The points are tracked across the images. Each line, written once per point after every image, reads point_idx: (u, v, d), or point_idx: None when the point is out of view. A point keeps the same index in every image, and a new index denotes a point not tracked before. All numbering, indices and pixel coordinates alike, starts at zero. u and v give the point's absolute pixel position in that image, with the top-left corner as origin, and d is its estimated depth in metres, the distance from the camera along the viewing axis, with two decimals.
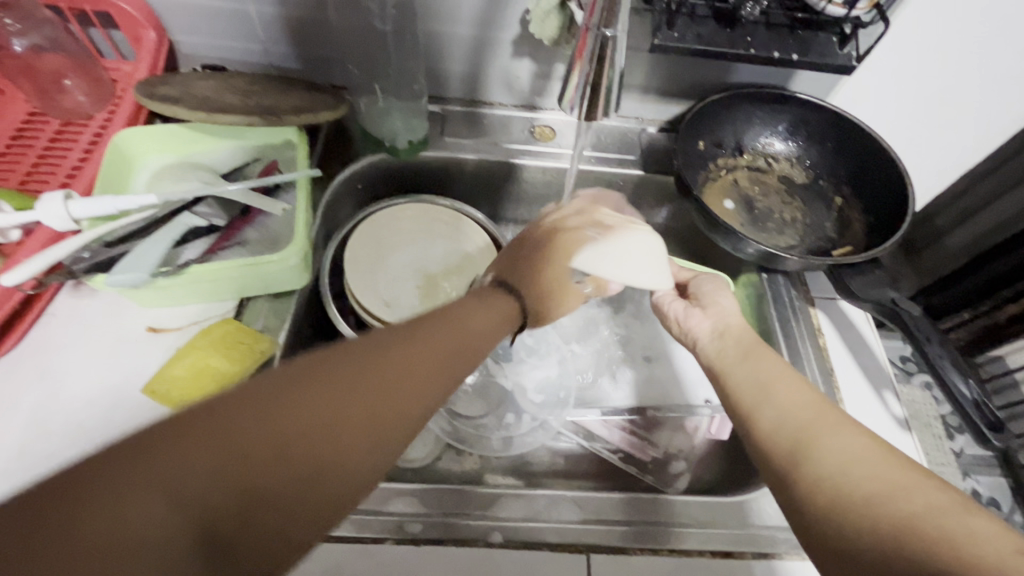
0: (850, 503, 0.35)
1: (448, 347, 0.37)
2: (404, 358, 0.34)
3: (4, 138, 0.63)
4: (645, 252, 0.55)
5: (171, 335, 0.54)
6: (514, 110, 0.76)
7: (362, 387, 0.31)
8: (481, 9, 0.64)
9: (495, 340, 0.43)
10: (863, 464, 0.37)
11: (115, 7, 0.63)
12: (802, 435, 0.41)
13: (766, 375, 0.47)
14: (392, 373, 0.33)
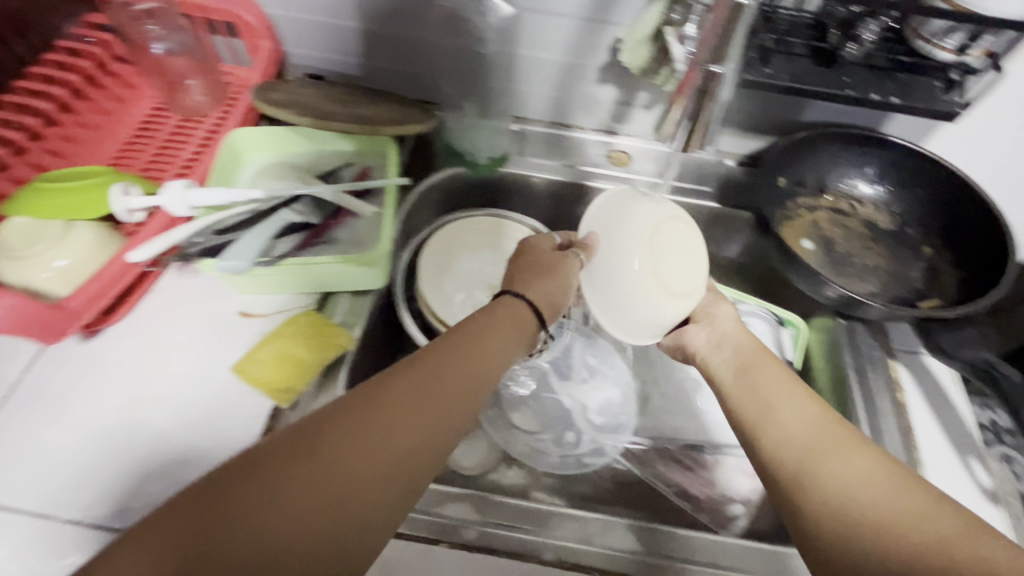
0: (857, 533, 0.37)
1: (394, 430, 0.36)
2: (338, 448, 0.34)
3: (131, 128, 0.70)
4: (647, 315, 0.52)
5: (260, 322, 0.58)
6: (593, 133, 0.77)
7: (286, 489, 0.32)
8: (573, 37, 0.66)
9: (472, 377, 0.41)
10: (866, 484, 0.38)
11: (238, 17, 0.69)
12: (807, 452, 0.42)
13: (768, 392, 0.47)
14: (322, 467, 0.33)
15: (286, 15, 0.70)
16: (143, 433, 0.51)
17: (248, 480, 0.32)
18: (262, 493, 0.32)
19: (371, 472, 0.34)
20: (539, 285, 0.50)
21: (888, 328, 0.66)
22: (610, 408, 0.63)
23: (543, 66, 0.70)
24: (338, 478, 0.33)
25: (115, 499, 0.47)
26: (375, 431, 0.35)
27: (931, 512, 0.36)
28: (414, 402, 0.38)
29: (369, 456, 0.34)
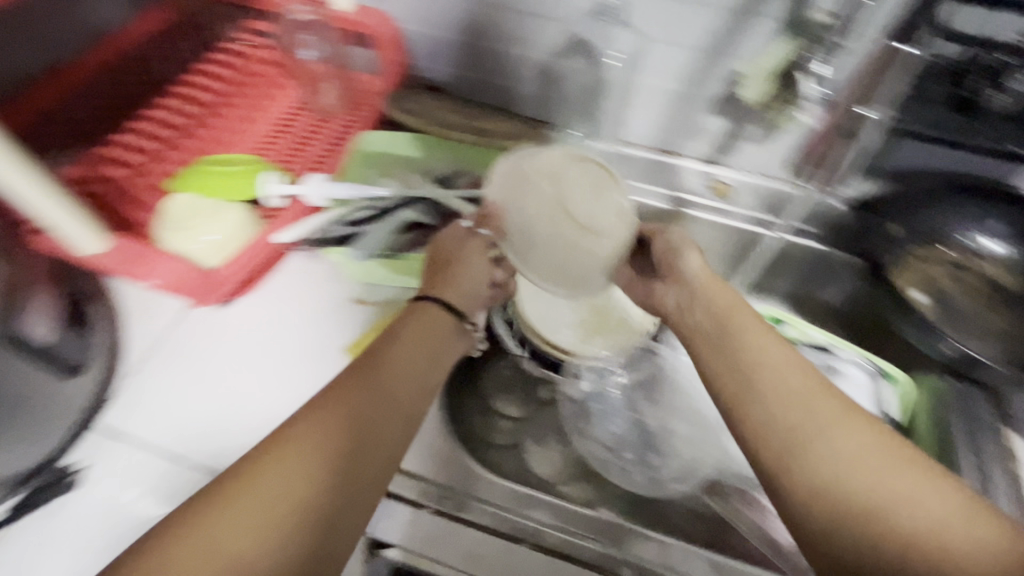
0: (866, 535, 0.37)
1: (337, 449, 0.38)
2: (297, 446, 0.38)
3: (266, 120, 0.76)
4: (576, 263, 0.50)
5: (370, 309, 0.62)
6: (694, 162, 0.77)
7: (258, 491, 0.36)
8: (690, 67, 0.67)
9: (405, 385, 0.44)
10: (868, 469, 0.38)
11: (376, 32, 0.75)
12: (803, 434, 0.40)
13: (747, 361, 0.44)
14: (291, 465, 0.37)
15: (417, 32, 0.76)
16: (263, 398, 0.56)
17: (217, 499, 0.35)
18: (237, 503, 0.35)
19: (333, 451, 0.38)
20: (456, 282, 0.52)
21: (1003, 393, 0.63)
22: (694, 437, 0.61)
23: (656, 94, 0.71)
24: (305, 466, 0.37)
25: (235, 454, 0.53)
26: (323, 422, 0.39)
27: (945, 500, 0.36)
28: (359, 388, 0.42)
29: (322, 444, 0.38)
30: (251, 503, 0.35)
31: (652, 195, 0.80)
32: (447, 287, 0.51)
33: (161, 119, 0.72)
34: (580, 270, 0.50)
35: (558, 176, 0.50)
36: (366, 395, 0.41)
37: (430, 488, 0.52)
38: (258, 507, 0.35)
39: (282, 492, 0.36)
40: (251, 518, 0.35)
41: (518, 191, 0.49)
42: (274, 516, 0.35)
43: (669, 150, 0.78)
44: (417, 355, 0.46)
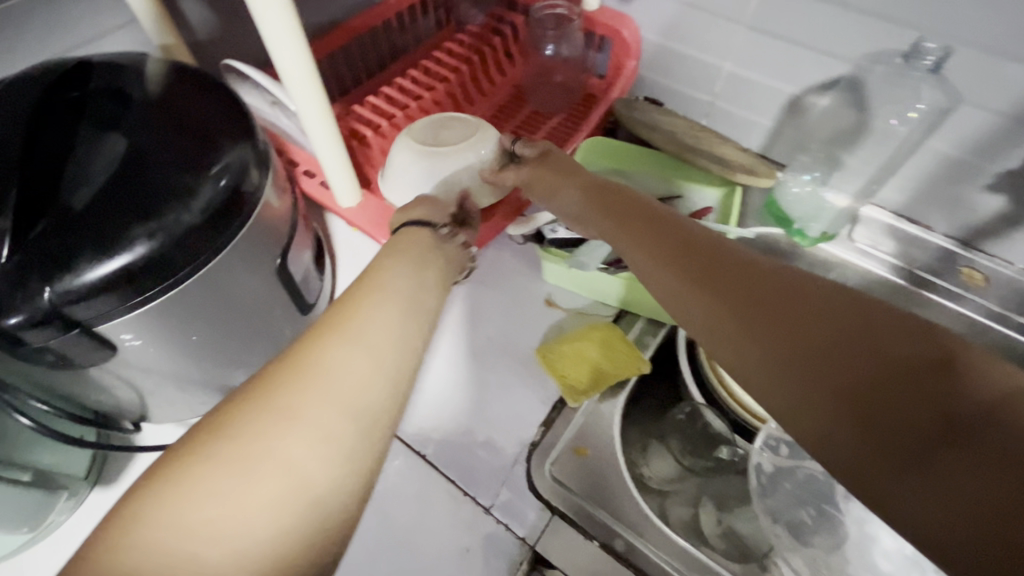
0: (866, 408, 0.31)
1: (385, 329, 0.36)
2: (382, 293, 0.38)
3: (492, 107, 0.79)
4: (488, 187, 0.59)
5: (560, 314, 0.62)
6: (944, 241, 0.67)
7: (351, 332, 0.35)
8: (982, 135, 0.57)
9: (420, 278, 0.41)
10: (815, 321, 0.34)
11: (618, 35, 0.73)
12: (744, 310, 0.36)
13: (706, 280, 0.39)
14: (337, 343, 0.35)
15: (661, 43, 0.73)
16: (449, 375, 0.58)
17: (316, 339, 0.35)
18: (331, 344, 0.34)
19: (402, 296, 0.39)
20: (411, 214, 0.48)
21: None
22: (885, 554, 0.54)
23: (925, 157, 0.62)
24: (394, 311, 0.37)
25: (419, 425, 0.55)
26: (381, 284, 0.39)
27: (883, 316, 0.34)
28: (394, 267, 0.41)
29: (398, 294, 0.39)
30: (341, 346, 0.34)
31: (879, 262, 0.71)
32: (422, 210, 0.48)
33: (401, 86, 0.75)
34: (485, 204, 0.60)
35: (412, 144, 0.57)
36: (409, 272, 0.41)
37: (598, 517, 0.50)
38: (350, 344, 0.35)
39: (377, 329, 0.36)
40: (351, 353, 0.34)
41: (397, 169, 0.57)
42: (332, 391, 0.33)
43: (913, 219, 0.68)
44: (414, 255, 0.43)
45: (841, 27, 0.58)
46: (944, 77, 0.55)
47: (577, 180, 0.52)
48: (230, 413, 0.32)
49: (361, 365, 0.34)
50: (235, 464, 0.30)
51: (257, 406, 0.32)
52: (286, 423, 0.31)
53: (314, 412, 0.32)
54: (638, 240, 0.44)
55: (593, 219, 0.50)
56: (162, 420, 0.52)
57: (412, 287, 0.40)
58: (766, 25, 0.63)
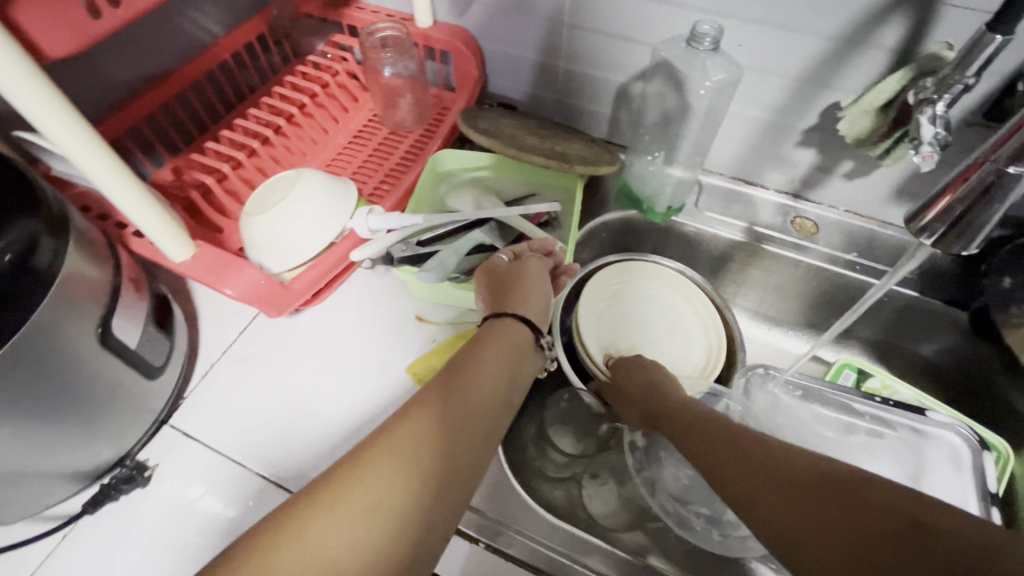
0: (782, 488, 0.39)
1: (454, 434, 0.42)
2: (452, 402, 0.43)
3: (346, 136, 0.79)
4: (320, 210, 0.58)
5: (433, 328, 0.62)
6: (775, 196, 0.73)
7: (448, 420, 0.42)
8: (785, 97, 0.63)
9: (489, 391, 0.46)
10: (769, 440, 0.44)
11: (458, 49, 0.76)
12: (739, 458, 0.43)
13: (719, 445, 0.45)
14: (408, 445, 0.40)
15: (499, 49, 0.76)
16: (321, 411, 0.57)
17: (400, 431, 0.40)
18: (433, 428, 0.41)
19: (490, 392, 0.46)
20: (518, 304, 0.52)
21: None
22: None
23: (742, 123, 0.67)
24: (463, 421, 0.43)
25: (295, 466, 0.54)
26: (485, 376, 0.46)
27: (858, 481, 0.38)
28: (492, 354, 0.48)
29: (466, 402, 0.44)
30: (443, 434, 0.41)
31: (728, 227, 0.74)
32: (524, 305, 0.52)
33: (245, 127, 0.74)
34: (333, 222, 0.59)
35: (256, 212, 0.58)
36: (487, 375, 0.46)
37: (479, 520, 0.53)
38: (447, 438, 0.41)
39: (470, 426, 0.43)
40: (441, 441, 0.41)
41: (253, 237, 0.58)
42: (402, 490, 0.38)
43: (748, 181, 0.74)
44: (515, 347, 0.50)
45: (645, 17, 0.62)
46: (738, 52, 0.61)
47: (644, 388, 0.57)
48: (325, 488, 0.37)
49: (451, 455, 0.41)
50: (316, 543, 0.35)
51: (370, 462, 0.39)
52: (364, 514, 0.37)
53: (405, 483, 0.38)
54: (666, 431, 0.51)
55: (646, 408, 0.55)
56: (11, 519, 0.50)
57: (484, 401, 0.45)
58: (584, 22, 0.66)
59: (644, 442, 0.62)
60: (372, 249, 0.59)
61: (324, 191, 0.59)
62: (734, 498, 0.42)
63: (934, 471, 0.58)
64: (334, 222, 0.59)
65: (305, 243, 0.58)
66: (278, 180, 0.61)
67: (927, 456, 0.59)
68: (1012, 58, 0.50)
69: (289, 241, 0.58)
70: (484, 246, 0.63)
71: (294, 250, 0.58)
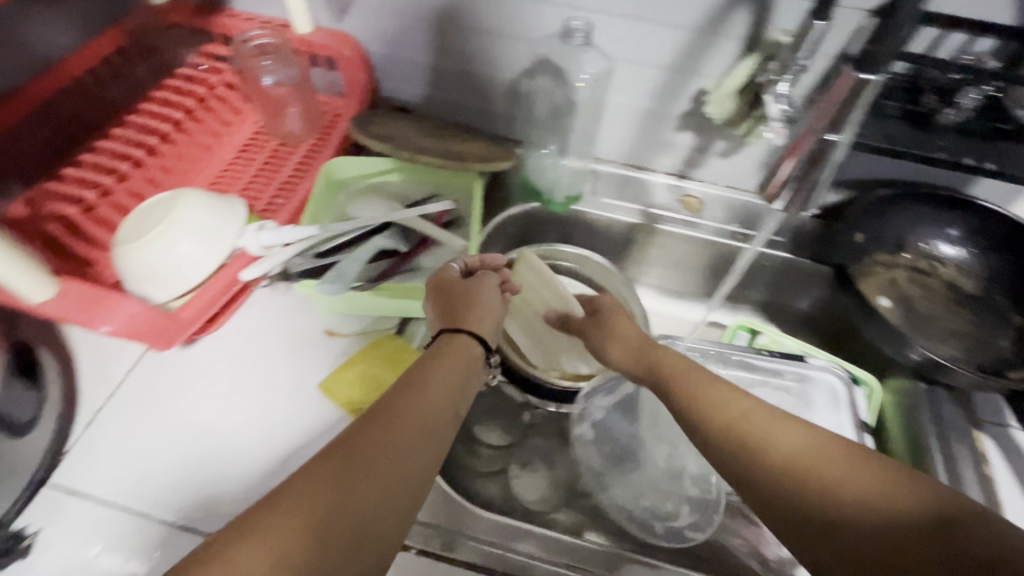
0: (785, 466, 0.39)
1: (394, 458, 0.39)
2: (392, 425, 0.40)
3: (231, 152, 0.74)
4: (205, 230, 0.54)
5: (343, 341, 0.61)
6: (663, 176, 0.76)
7: (363, 471, 0.37)
8: (658, 85, 0.67)
9: (438, 409, 0.43)
10: (773, 414, 0.43)
11: (342, 54, 0.74)
12: (746, 440, 0.41)
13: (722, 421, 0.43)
14: (342, 472, 0.37)
15: (386, 52, 0.75)
16: (229, 441, 0.54)
17: (332, 458, 0.37)
18: (344, 478, 0.37)
19: (424, 427, 0.41)
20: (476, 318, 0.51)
21: (972, 396, 0.64)
22: (674, 466, 0.62)
23: (625, 112, 0.72)
24: (406, 441, 0.40)
25: (204, 505, 0.51)
26: (417, 410, 0.42)
27: (883, 474, 0.37)
28: (444, 370, 0.46)
29: (410, 423, 0.41)
30: (358, 484, 0.37)
31: (625, 212, 0.79)
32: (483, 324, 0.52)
33: (112, 150, 0.68)
34: (222, 243, 0.55)
35: (130, 241, 0.53)
36: (432, 390, 0.44)
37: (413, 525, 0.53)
38: (364, 488, 0.37)
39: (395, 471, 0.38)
40: (383, 463, 0.38)
41: (129, 269, 0.53)
42: (330, 523, 0.35)
43: (641, 165, 0.78)
44: (466, 363, 0.48)
45: (522, 15, 0.65)
46: (612, 45, 0.65)
47: (641, 337, 0.53)
48: (238, 531, 0.34)
49: (366, 511, 0.36)
50: None
51: (266, 526, 0.34)
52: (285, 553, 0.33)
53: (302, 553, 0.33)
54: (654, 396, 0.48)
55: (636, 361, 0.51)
56: None
57: (431, 419, 0.42)
58: (466, 22, 0.67)
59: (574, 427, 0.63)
60: (271, 264, 0.57)
61: (207, 210, 0.55)
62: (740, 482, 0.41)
63: (818, 410, 0.65)
64: (221, 243, 0.55)
65: (192, 267, 0.54)
66: (153, 203, 0.56)
67: (808, 395, 0.67)
68: (837, 39, 0.58)
69: (173, 268, 0.53)
70: (387, 251, 0.62)
71: (181, 277, 0.54)
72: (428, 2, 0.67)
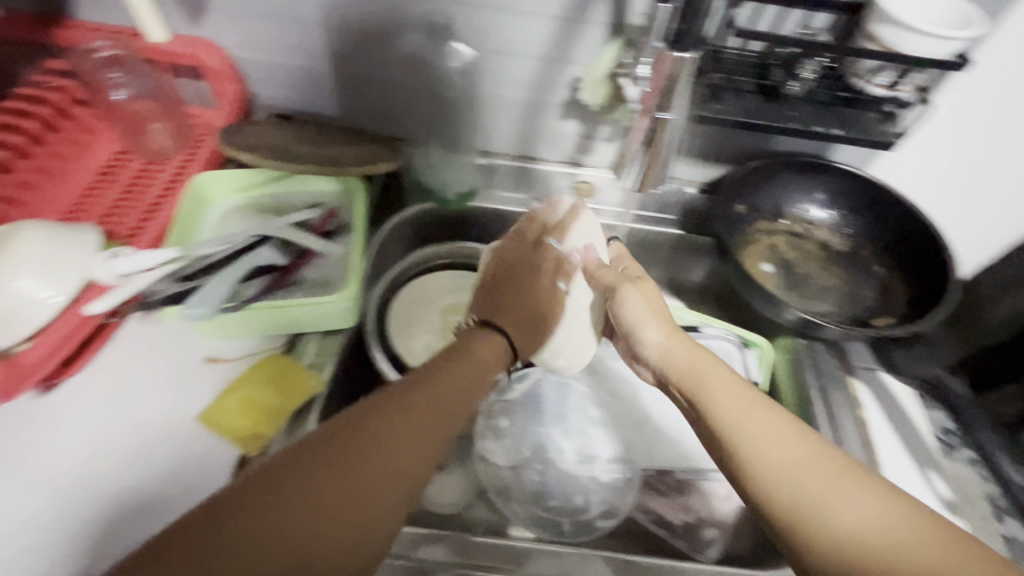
0: (834, 496, 0.38)
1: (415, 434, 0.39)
2: (418, 407, 0.40)
3: (90, 175, 0.69)
4: (46, 265, 0.49)
5: (225, 367, 0.58)
6: (559, 165, 0.77)
7: (387, 446, 0.37)
8: (535, 75, 0.68)
9: (462, 396, 0.45)
10: (828, 448, 0.41)
11: (205, 62, 0.70)
12: (795, 464, 0.40)
13: (766, 438, 0.42)
14: (369, 443, 0.36)
15: (254, 58, 0.71)
16: (99, 490, 0.50)
17: (362, 428, 0.37)
18: (337, 483, 0.34)
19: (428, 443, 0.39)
20: (519, 300, 0.56)
21: (846, 347, 0.69)
22: (587, 455, 0.61)
23: (509, 104, 0.71)
24: (427, 424, 0.40)
25: (70, 565, 0.46)
26: (426, 423, 0.40)
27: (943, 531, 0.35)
28: (465, 362, 0.48)
29: (434, 404, 0.42)
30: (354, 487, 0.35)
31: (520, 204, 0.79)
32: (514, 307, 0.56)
33: None
34: (69, 276, 0.50)
35: None
36: (453, 376, 0.45)
37: None
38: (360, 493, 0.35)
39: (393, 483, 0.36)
40: (410, 442, 0.38)
41: None
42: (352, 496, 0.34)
43: (531, 155, 0.78)
44: (488, 357, 0.50)
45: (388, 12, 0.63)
46: (483, 38, 0.64)
47: (687, 343, 0.52)
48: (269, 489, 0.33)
49: (355, 513, 0.34)
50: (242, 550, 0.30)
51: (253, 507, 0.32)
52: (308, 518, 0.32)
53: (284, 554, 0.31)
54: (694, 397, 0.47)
55: (681, 367, 0.50)
56: None
57: (456, 403, 0.44)
58: (333, 21, 0.65)
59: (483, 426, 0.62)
60: (128, 291, 0.52)
61: (47, 242, 0.50)
62: (771, 494, 0.40)
63: None
64: (68, 276, 0.50)
65: (33, 305, 0.49)
66: None
67: None
68: None
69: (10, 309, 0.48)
70: (264, 266, 0.59)
71: (21, 318, 0.49)
72: (289, 2, 0.64)
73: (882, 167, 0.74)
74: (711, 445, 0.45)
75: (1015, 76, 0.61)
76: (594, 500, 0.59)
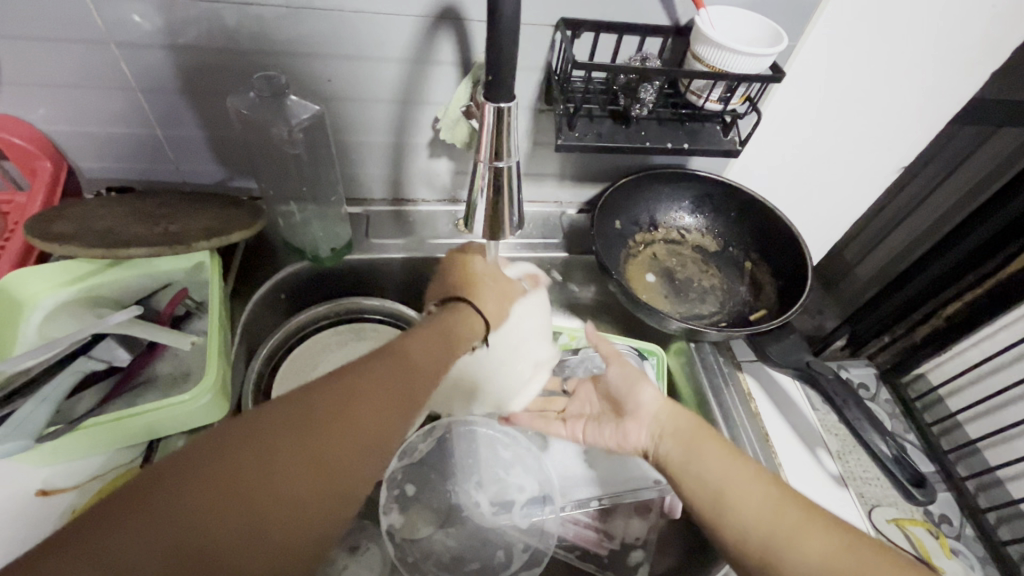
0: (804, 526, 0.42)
1: (383, 399, 0.41)
2: (394, 372, 0.42)
3: None
4: None
5: (68, 499, 0.50)
6: (438, 205, 0.76)
7: (358, 410, 0.39)
8: (393, 119, 0.65)
9: (438, 359, 0.47)
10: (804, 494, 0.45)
11: (5, 141, 0.60)
12: (769, 500, 0.45)
13: (743, 484, 0.46)
14: (339, 402, 0.39)
15: (68, 130, 0.62)
16: None
17: (340, 390, 0.39)
18: (306, 439, 0.36)
19: (397, 414, 0.41)
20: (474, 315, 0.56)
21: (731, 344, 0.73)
22: (502, 502, 0.60)
23: (373, 151, 0.69)
24: (398, 396, 0.42)
25: None
26: (390, 395, 0.41)
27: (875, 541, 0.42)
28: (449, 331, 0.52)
29: (409, 372, 0.43)
30: (319, 454, 0.36)
31: (401, 248, 0.74)
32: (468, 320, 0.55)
33: None
34: None
35: None
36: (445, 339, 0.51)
37: None
38: (311, 459, 0.36)
39: (351, 451, 0.38)
40: (376, 405, 0.40)
41: None
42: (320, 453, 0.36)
43: (404, 198, 0.76)
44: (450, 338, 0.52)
45: (216, 66, 0.58)
46: (332, 88, 0.61)
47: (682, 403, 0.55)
48: (248, 432, 0.35)
49: (308, 477, 0.36)
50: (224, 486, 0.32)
51: (220, 469, 0.33)
52: (279, 464, 0.35)
53: (249, 520, 0.33)
54: (674, 439, 0.52)
55: (674, 423, 0.53)
56: None
57: (431, 375, 0.45)
58: (158, 84, 0.59)
59: (394, 496, 0.59)
60: None
61: None
62: (736, 524, 0.45)
63: None
64: None
65: None
66: None
67: None
68: (539, 54, 0.61)
69: None
70: (100, 371, 0.51)
71: None
72: (98, 68, 0.57)
73: (736, 171, 0.80)
74: (692, 493, 0.48)
75: (824, 82, 0.69)
76: (516, 549, 0.58)
